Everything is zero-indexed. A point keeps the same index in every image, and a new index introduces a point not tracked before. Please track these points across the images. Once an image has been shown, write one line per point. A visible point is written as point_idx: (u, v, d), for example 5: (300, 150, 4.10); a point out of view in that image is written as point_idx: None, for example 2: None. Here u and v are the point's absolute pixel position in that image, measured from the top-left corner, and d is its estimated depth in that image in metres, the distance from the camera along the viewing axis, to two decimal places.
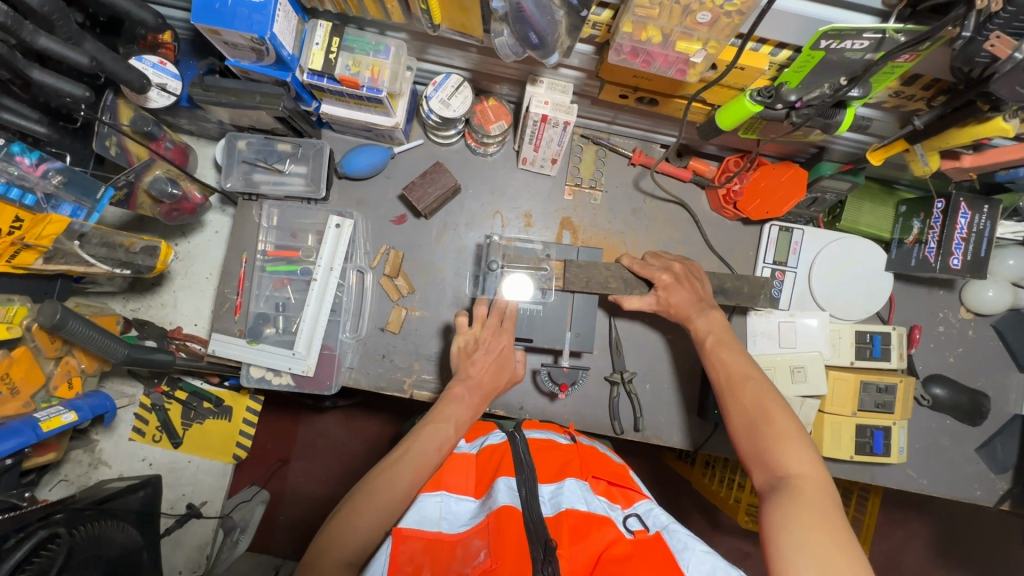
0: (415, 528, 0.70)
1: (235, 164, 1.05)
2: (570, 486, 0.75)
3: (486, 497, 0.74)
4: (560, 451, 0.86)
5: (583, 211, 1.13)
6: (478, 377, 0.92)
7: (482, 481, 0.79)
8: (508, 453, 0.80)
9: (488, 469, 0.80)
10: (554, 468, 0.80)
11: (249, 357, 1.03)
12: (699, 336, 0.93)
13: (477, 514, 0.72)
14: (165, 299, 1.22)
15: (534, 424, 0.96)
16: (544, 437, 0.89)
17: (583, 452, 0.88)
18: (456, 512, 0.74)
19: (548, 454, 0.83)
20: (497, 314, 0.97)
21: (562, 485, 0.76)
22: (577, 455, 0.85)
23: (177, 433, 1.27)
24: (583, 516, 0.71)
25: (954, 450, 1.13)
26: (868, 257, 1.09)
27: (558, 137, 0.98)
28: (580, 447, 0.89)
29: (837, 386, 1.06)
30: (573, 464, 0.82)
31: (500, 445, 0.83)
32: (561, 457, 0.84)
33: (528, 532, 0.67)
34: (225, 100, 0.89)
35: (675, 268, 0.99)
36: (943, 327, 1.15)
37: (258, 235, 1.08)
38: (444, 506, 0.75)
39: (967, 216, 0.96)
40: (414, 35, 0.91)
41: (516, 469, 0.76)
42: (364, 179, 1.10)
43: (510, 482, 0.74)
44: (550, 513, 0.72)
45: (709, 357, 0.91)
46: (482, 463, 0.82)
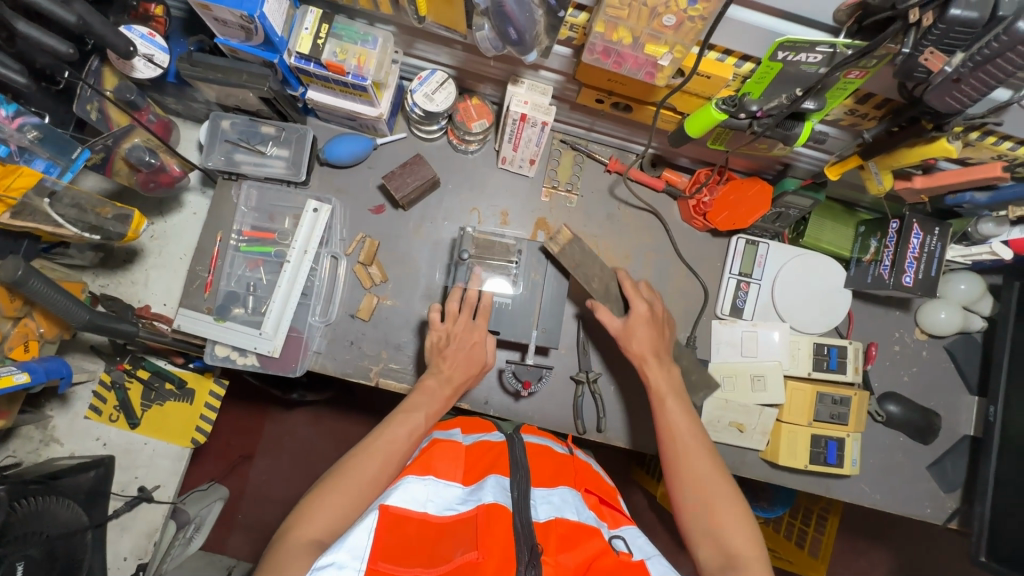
0: (401, 506, 0.70)
1: (217, 142, 1.07)
2: (563, 494, 0.77)
3: (477, 489, 0.74)
4: (555, 458, 0.88)
5: (558, 212, 1.16)
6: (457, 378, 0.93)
7: (472, 472, 0.79)
8: (505, 453, 0.81)
9: (481, 465, 0.81)
10: (549, 473, 0.81)
11: (215, 334, 1.03)
12: (672, 448, 0.88)
13: (466, 501, 0.72)
14: (135, 276, 1.21)
15: (532, 430, 0.99)
16: (542, 443, 0.91)
17: (578, 465, 0.90)
18: (444, 496, 0.74)
19: (545, 459, 0.85)
20: (469, 309, 0.97)
21: (555, 491, 0.77)
22: (573, 467, 0.87)
23: (136, 414, 1.23)
24: (572, 525, 0.71)
25: (907, 467, 1.16)
26: (829, 274, 1.14)
27: (536, 137, 1.02)
28: (575, 459, 0.92)
29: (795, 396, 1.09)
30: (567, 473, 0.84)
31: (496, 442, 0.85)
32: (557, 466, 0.85)
33: (517, 531, 0.67)
34: (212, 76, 0.91)
35: (655, 309, 1.01)
36: (899, 347, 1.20)
37: (235, 216, 1.08)
38: (430, 490, 0.73)
39: (919, 237, 1.01)
40: (402, 28, 0.94)
41: (512, 469, 0.77)
42: (346, 167, 1.12)
43: (502, 483, 0.74)
44: (541, 518, 0.72)
45: (671, 476, 0.87)
46: (474, 456, 0.84)
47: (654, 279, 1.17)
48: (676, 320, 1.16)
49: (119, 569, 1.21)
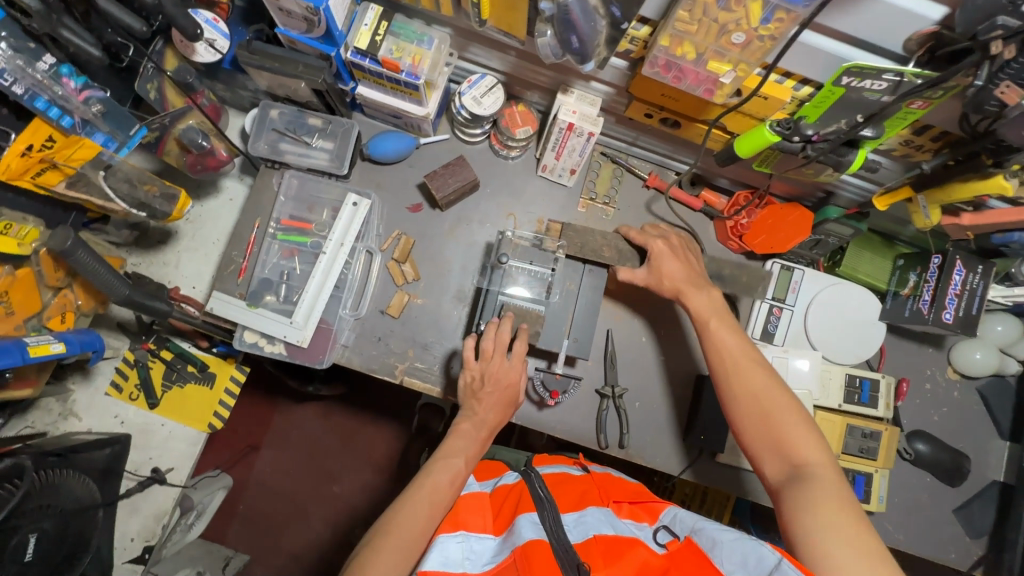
0: (439, 570, 0.66)
1: (264, 130, 1.08)
2: (594, 513, 0.73)
3: (507, 535, 0.70)
4: (574, 479, 0.83)
5: (594, 224, 1.16)
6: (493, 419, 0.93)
7: (501, 517, 0.74)
8: (525, 491, 0.75)
9: (507, 506, 0.75)
10: (573, 497, 0.77)
11: (247, 319, 1.03)
12: (743, 388, 0.83)
13: (500, 552, 0.68)
14: (168, 258, 1.23)
15: (545, 458, 0.94)
16: (559, 471, 0.85)
17: (599, 480, 0.83)
18: (478, 551, 0.70)
19: (565, 485, 0.80)
20: (503, 348, 0.94)
21: (585, 512, 0.73)
22: (595, 484, 0.82)
23: (155, 394, 1.23)
24: (612, 540, 0.68)
25: (934, 509, 1.14)
26: (864, 306, 1.12)
27: (580, 147, 1.02)
28: (596, 475, 0.85)
29: (824, 427, 1.07)
30: (591, 492, 0.78)
31: (514, 485, 0.79)
32: (578, 487, 0.80)
33: (558, 558, 0.64)
34: (269, 65, 0.92)
35: (671, 238, 0.99)
36: (930, 385, 1.18)
37: (274, 205, 1.09)
38: (467, 546, 0.70)
39: (962, 274, 1.00)
40: (459, 31, 0.95)
41: (536, 504, 0.71)
42: (387, 163, 1.13)
43: (532, 518, 0.69)
44: (578, 540, 0.69)
45: (738, 409, 0.83)
46: (492, 500, 0.79)
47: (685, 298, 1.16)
48: None
49: (125, 549, 1.20)
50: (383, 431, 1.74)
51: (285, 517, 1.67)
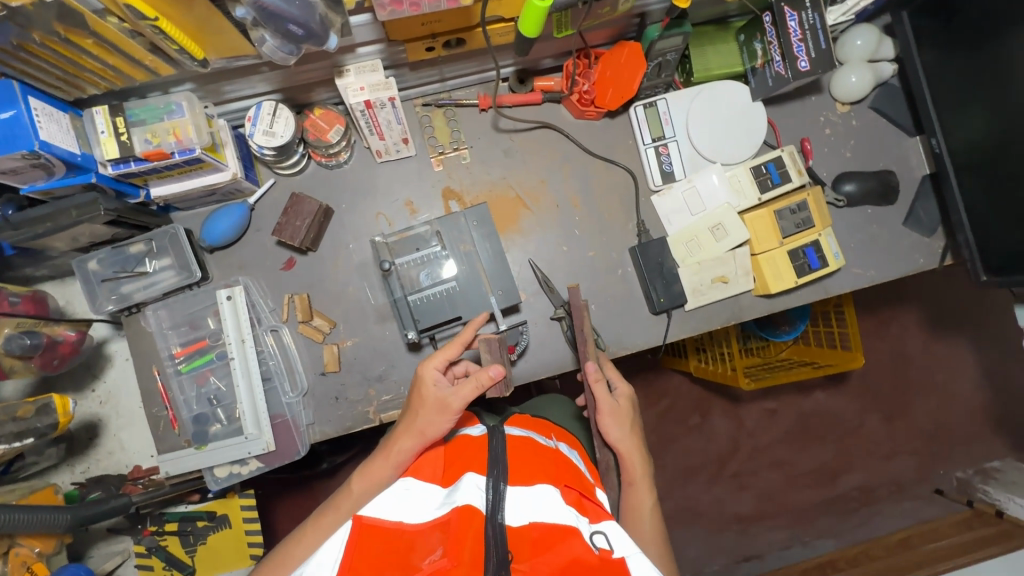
0: (376, 516, 0.76)
1: (96, 286, 0.99)
2: (541, 492, 0.74)
3: (452, 490, 0.77)
4: (539, 449, 0.84)
5: (458, 175, 1.11)
6: (428, 431, 0.85)
7: (450, 472, 0.82)
8: (483, 452, 0.81)
9: (458, 463, 0.83)
10: (529, 470, 0.78)
11: (204, 462, 0.99)
12: (630, 467, 0.93)
13: (441, 506, 0.75)
14: (110, 445, 1.21)
15: (521, 421, 0.96)
16: (525, 436, 0.87)
17: (559, 459, 0.85)
18: (423, 501, 0.78)
19: (528, 454, 0.81)
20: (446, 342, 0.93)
21: (532, 488, 0.74)
22: (553, 462, 0.82)
23: (186, 563, 1.22)
24: (547, 529, 0.69)
25: (887, 233, 1.17)
26: (732, 96, 1.11)
27: (394, 116, 0.95)
28: (557, 453, 0.87)
29: (757, 225, 1.08)
30: (548, 469, 0.79)
31: (475, 439, 0.87)
32: (539, 459, 0.81)
33: (486, 536, 0.69)
34: (43, 229, 0.83)
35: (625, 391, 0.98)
36: (829, 129, 1.18)
37: (158, 342, 1.03)
38: (407, 494, 0.79)
39: (795, 17, 0.96)
40: (199, 78, 0.85)
41: (488, 468, 0.77)
42: (234, 242, 1.05)
43: (478, 481, 0.75)
44: (515, 523, 0.71)
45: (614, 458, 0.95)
46: (452, 455, 0.86)
47: (578, 188, 1.13)
48: (618, 215, 1.14)
49: None
50: None
51: None
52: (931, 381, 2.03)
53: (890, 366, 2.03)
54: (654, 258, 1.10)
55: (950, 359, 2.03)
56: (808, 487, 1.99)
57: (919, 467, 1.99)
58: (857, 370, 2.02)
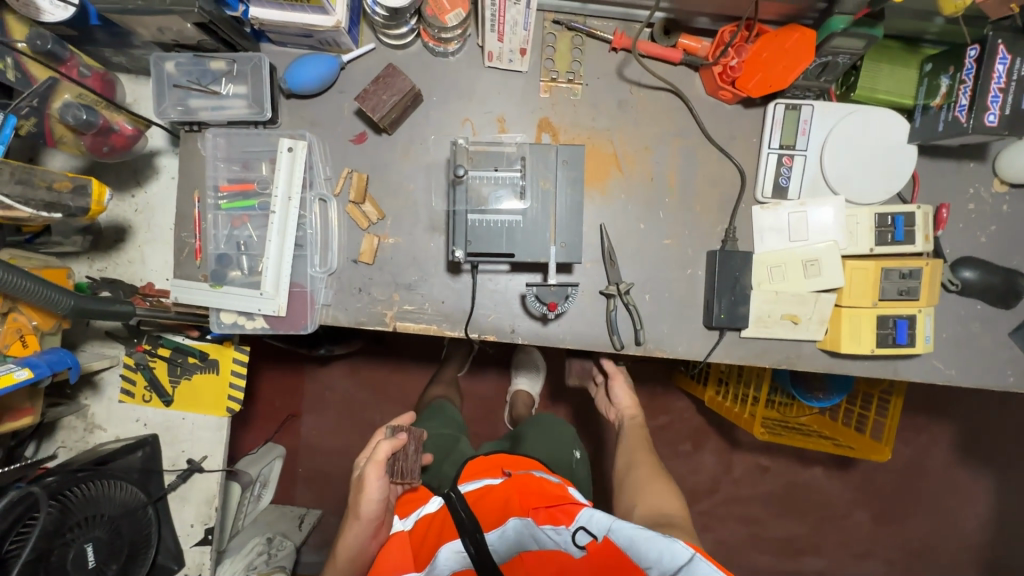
0: None
1: (166, 89, 0.93)
2: (514, 529, 0.80)
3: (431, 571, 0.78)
4: (496, 492, 0.88)
5: (562, 109, 1.01)
6: (367, 511, 0.87)
7: (421, 554, 0.83)
8: (447, 516, 0.84)
9: (426, 543, 0.84)
10: (495, 512, 0.83)
11: (215, 301, 0.97)
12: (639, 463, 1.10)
13: None
14: (131, 255, 1.19)
15: (471, 469, 0.96)
16: (480, 486, 0.90)
17: (518, 483, 0.88)
18: None
19: (487, 500, 0.86)
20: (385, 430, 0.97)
21: (506, 528, 0.80)
22: (514, 490, 0.86)
23: (166, 391, 1.23)
24: (537, 555, 0.76)
25: (986, 337, 1.05)
26: (888, 129, 0.97)
27: (522, 18, 0.87)
28: (514, 479, 0.89)
29: (855, 277, 0.98)
30: (512, 502, 0.83)
31: (435, 514, 0.88)
32: (498, 500, 0.85)
33: None
34: (134, 5, 0.78)
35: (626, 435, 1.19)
36: (974, 205, 1.04)
37: (207, 169, 0.98)
38: None
39: (1006, 62, 0.83)
40: None
41: (456, 532, 0.79)
42: (315, 95, 0.99)
43: (454, 546, 0.78)
44: (504, 561, 0.77)
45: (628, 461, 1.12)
46: (418, 539, 0.87)
47: (680, 170, 1.03)
48: (710, 213, 1.03)
49: (190, 534, 1.24)
50: (412, 374, 1.75)
51: (339, 471, 1.73)
52: (939, 503, 1.90)
53: (902, 472, 1.90)
54: (731, 271, 1.00)
55: (968, 489, 1.89)
56: (770, 554, 1.92)
57: None
58: (867, 463, 1.91)
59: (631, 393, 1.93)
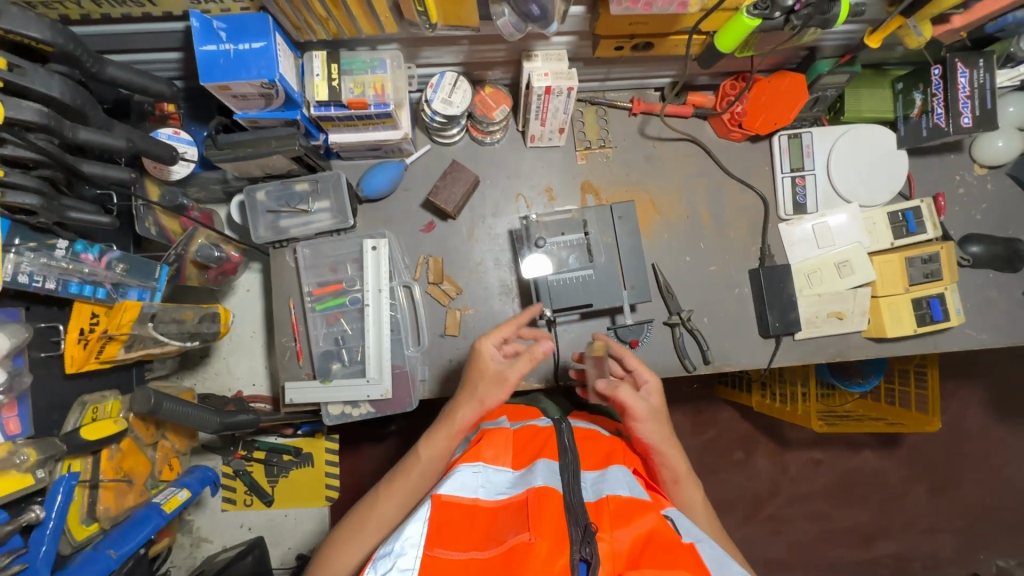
0: (453, 494, 0.67)
1: (260, 215, 1.06)
2: (614, 473, 0.75)
3: (525, 472, 0.72)
4: (602, 441, 0.87)
5: (599, 170, 1.15)
6: (488, 400, 0.86)
7: (520, 456, 0.77)
8: (552, 437, 0.79)
9: (529, 448, 0.79)
10: (598, 457, 0.81)
11: (327, 395, 1.04)
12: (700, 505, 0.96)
13: (514, 484, 0.70)
14: (218, 367, 1.28)
15: (582, 416, 1.02)
16: (589, 428, 0.92)
17: (621, 443, 0.88)
18: (494, 481, 0.72)
19: (592, 444, 0.85)
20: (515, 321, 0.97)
21: (606, 472, 0.76)
22: (618, 445, 0.86)
23: (267, 492, 1.28)
24: (624, 501, 0.69)
25: (1004, 300, 1.18)
26: (879, 141, 1.13)
27: (563, 106, 1.01)
28: (620, 441, 0.89)
29: (884, 269, 1.11)
30: (617, 454, 0.82)
31: (542, 429, 0.84)
32: (602, 449, 0.84)
33: (568, 512, 0.64)
34: (244, 154, 0.90)
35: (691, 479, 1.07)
36: (964, 189, 1.19)
37: (299, 278, 1.09)
38: (482, 476, 0.72)
39: (966, 74, 0.99)
40: (406, 41, 0.91)
41: (562, 451, 0.75)
42: (384, 197, 1.11)
43: (552, 465, 0.71)
44: (592, 499, 0.70)
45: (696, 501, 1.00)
46: (523, 440, 0.82)
47: (710, 205, 1.17)
48: (743, 236, 1.17)
49: None
50: None
51: None
52: (987, 462, 1.98)
53: (948, 438, 1.99)
54: (776, 283, 1.12)
55: (1011, 444, 1.98)
56: (844, 544, 1.96)
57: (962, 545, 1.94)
58: (913, 437, 1.99)
59: (678, 412, 2.00)
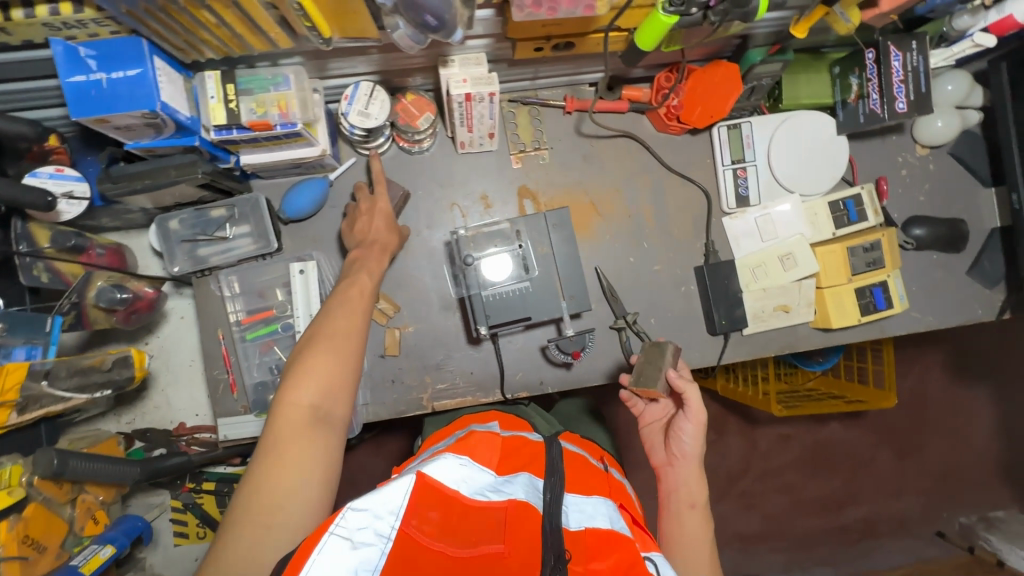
0: (438, 480, 0.65)
1: (174, 245, 1.01)
2: (599, 503, 0.70)
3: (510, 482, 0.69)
4: (593, 468, 0.82)
5: (536, 174, 1.11)
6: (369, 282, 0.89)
7: (506, 463, 0.73)
8: (541, 454, 0.76)
9: (515, 459, 0.75)
10: (585, 481, 0.75)
11: (263, 429, 1.01)
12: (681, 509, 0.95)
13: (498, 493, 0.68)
14: (156, 401, 1.22)
15: (571, 437, 0.90)
16: (579, 453, 0.84)
17: (612, 483, 0.83)
18: (478, 480, 0.68)
19: (583, 469, 0.79)
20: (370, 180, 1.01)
21: (592, 498, 0.71)
22: (607, 482, 0.80)
23: (219, 523, 1.25)
24: (606, 536, 0.65)
25: (948, 279, 1.18)
26: (818, 128, 1.10)
27: (488, 111, 0.95)
28: (609, 478, 0.84)
29: (827, 260, 1.09)
30: (602, 484, 0.77)
31: (532, 443, 0.79)
32: (592, 474, 0.79)
33: (545, 538, 0.62)
34: (141, 186, 0.84)
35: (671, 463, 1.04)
36: (906, 171, 1.18)
37: (225, 307, 1.04)
38: (467, 469, 0.68)
39: (899, 57, 0.96)
40: (309, 54, 0.85)
41: (549, 473, 0.72)
42: (310, 216, 1.06)
43: (534, 482, 0.70)
44: (573, 526, 0.66)
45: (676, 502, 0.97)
46: (509, 451, 0.78)
47: (653, 203, 1.14)
48: (688, 232, 1.14)
49: None
50: None
51: None
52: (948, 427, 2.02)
53: (910, 406, 2.02)
54: (720, 280, 1.10)
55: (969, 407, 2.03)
56: (815, 515, 1.99)
57: (926, 508, 1.98)
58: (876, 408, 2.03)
59: None
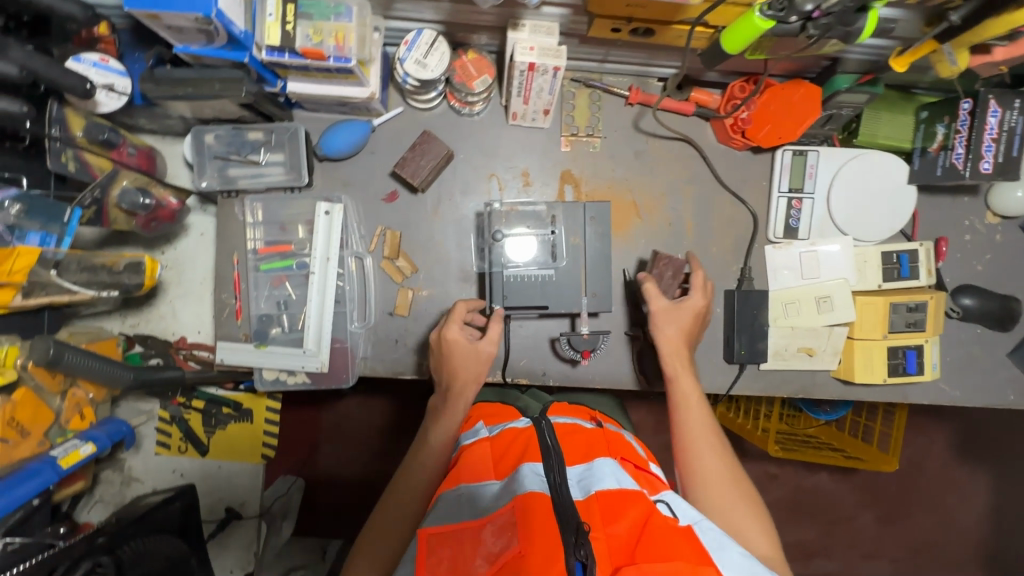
0: (439, 522, 0.63)
1: (207, 159, 1.00)
2: (601, 465, 0.66)
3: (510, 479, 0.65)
4: (585, 432, 0.77)
5: (583, 161, 1.06)
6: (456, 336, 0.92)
7: (503, 462, 0.69)
8: (534, 436, 0.70)
9: (511, 450, 0.70)
10: (581, 449, 0.71)
11: (262, 361, 1.00)
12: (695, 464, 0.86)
13: (501, 495, 0.63)
14: (162, 310, 1.20)
15: (561, 408, 0.87)
16: (571, 423, 0.78)
17: (608, 435, 0.79)
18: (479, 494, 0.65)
19: (574, 434, 0.74)
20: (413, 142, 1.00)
21: (592, 465, 0.67)
22: (603, 438, 0.76)
23: (202, 441, 1.26)
24: (615, 494, 0.61)
25: (985, 357, 1.12)
26: (889, 172, 1.03)
27: (548, 86, 0.91)
28: (605, 432, 0.81)
29: (866, 311, 1.04)
30: (600, 443, 0.73)
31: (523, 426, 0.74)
32: (586, 437, 0.74)
33: (557, 516, 0.58)
34: (184, 93, 0.81)
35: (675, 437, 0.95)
36: (970, 236, 1.11)
37: (245, 232, 1.02)
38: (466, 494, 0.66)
39: (997, 114, 0.89)
40: None
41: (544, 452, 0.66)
42: (346, 158, 1.03)
43: (537, 468, 0.64)
44: (580, 496, 0.62)
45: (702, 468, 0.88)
46: (503, 446, 0.72)
47: (696, 215, 1.08)
48: (726, 253, 1.09)
49: None
50: None
51: None
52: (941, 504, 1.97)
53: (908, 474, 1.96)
54: (749, 309, 1.06)
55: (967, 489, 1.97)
56: None
57: None
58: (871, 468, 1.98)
59: None
